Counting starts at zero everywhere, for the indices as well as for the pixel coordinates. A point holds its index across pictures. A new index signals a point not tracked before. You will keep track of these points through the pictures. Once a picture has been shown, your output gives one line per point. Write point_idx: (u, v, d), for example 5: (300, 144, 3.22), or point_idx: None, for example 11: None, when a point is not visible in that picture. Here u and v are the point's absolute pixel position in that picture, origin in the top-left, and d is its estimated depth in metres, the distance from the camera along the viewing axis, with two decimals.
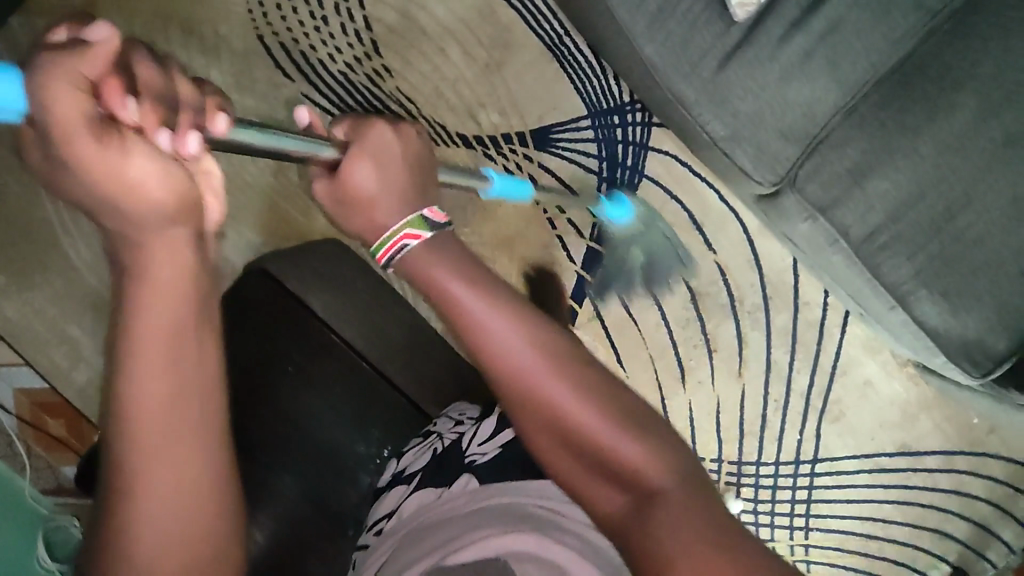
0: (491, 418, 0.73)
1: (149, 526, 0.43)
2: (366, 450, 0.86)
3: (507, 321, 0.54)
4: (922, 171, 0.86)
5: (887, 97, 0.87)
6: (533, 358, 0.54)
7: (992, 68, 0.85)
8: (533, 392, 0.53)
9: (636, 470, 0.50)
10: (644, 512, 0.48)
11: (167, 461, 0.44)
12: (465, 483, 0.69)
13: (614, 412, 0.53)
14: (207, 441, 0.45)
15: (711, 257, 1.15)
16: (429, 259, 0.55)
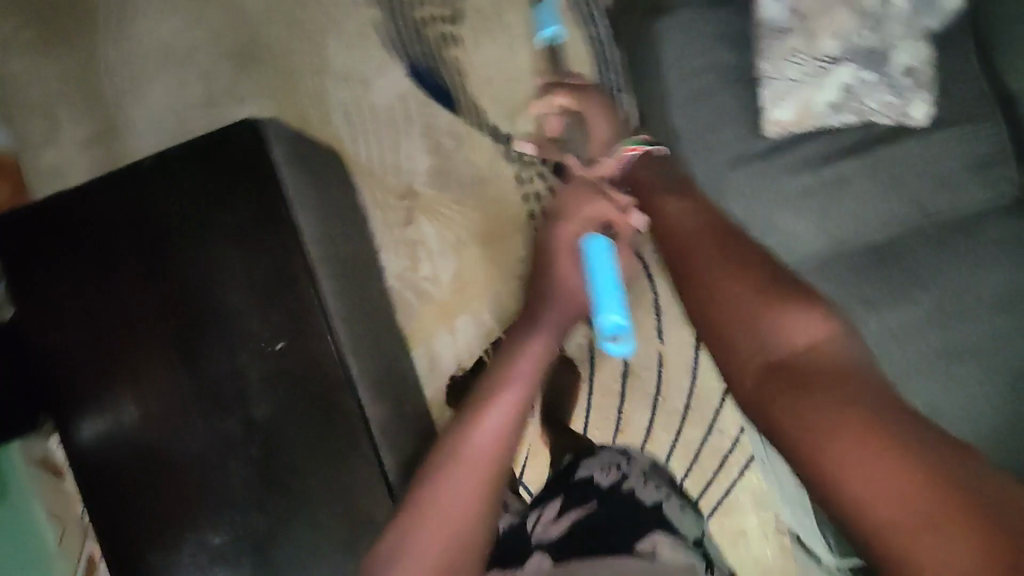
0: (553, 506, 0.84)
1: (451, 503, 0.59)
2: (258, 330, 0.87)
3: (684, 206, 0.71)
4: (863, 342, 0.90)
5: (864, 266, 0.91)
6: (700, 240, 0.66)
7: (959, 286, 0.90)
8: (692, 267, 0.65)
9: (803, 348, 0.57)
10: (797, 387, 0.55)
11: (491, 428, 0.62)
12: (536, 563, 0.76)
13: (794, 310, 0.58)
14: (516, 423, 0.63)
15: (655, 343, 1.20)
16: (640, 168, 0.77)
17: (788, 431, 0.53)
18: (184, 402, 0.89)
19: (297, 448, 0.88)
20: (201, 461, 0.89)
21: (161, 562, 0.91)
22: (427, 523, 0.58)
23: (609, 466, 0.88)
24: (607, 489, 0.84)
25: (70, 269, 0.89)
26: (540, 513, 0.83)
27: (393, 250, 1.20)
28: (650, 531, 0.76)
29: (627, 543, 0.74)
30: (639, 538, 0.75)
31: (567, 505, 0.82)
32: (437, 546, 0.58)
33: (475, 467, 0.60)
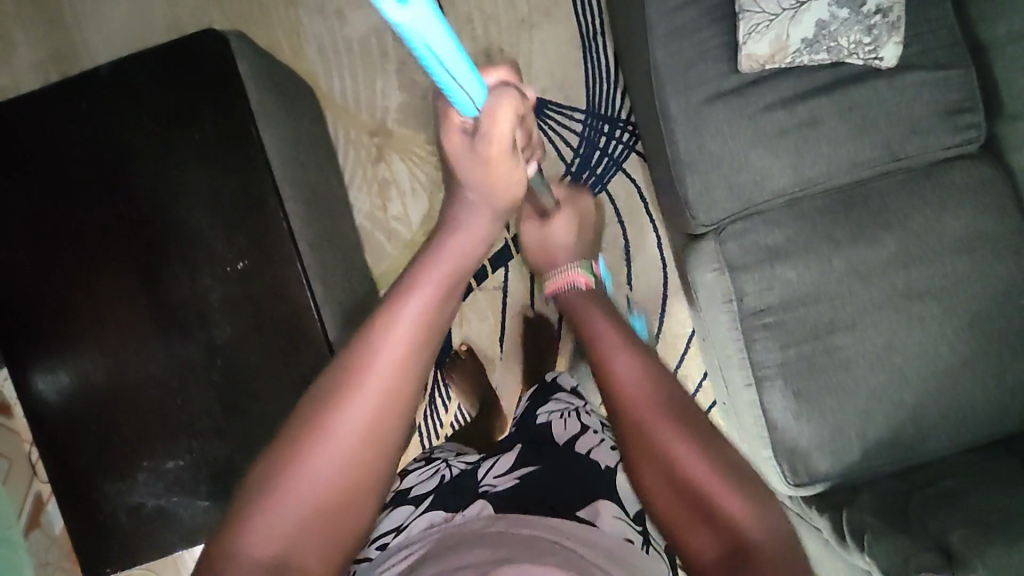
0: (506, 461, 0.81)
1: (346, 431, 0.51)
2: (221, 251, 0.85)
3: (630, 359, 0.71)
4: (828, 280, 0.92)
5: (830, 206, 0.93)
6: (665, 406, 0.65)
7: (922, 227, 0.92)
8: (641, 419, 0.64)
9: (744, 531, 0.55)
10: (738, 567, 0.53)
11: (407, 325, 0.55)
12: (477, 509, 0.71)
13: (733, 473, 0.59)
14: (437, 317, 0.57)
15: (625, 289, 1.19)
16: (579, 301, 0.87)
17: None
18: (142, 326, 0.86)
19: (262, 374, 0.86)
20: (160, 387, 0.86)
21: (114, 490, 0.88)
22: (339, 420, 0.51)
23: (563, 416, 0.89)
24: (559, 444, 0.84)
25: (20, 181, 0.85)
26: (494, 463, 0.81)
27: (363, 188, 1.17)
28: (596, 500, 0.74)
29: (569, 508, 0.72)
30: (586, 507, 0.72)
31: (519, 462, 0.80)
32: (343, 453, 0.51)
33: (391, 365, 0.53)
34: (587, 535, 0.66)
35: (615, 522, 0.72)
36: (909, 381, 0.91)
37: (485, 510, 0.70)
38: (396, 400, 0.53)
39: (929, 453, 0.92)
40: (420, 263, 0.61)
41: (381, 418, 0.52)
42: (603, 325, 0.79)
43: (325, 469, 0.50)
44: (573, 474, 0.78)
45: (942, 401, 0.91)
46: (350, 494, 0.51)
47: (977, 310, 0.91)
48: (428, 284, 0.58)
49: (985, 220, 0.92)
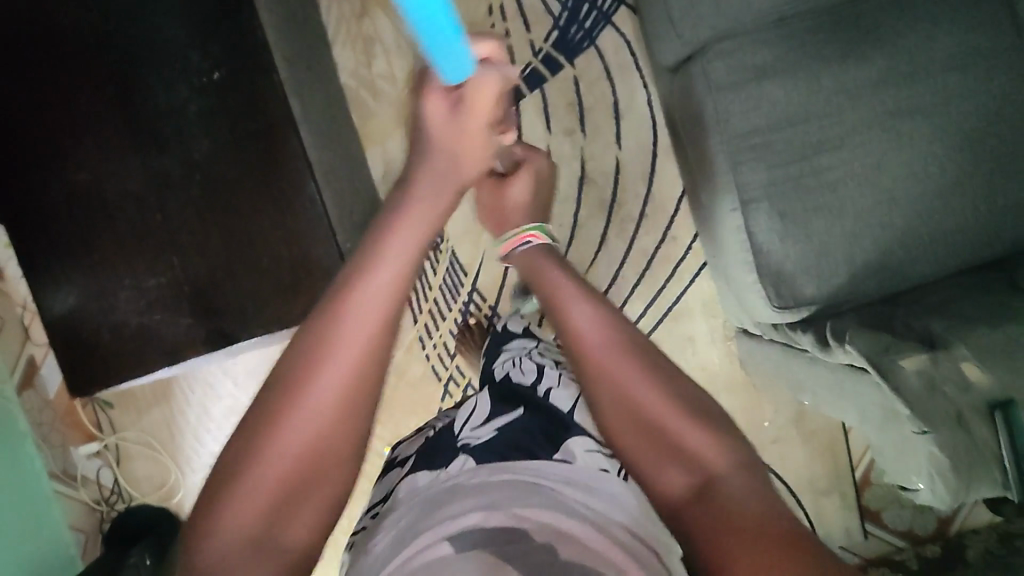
0: (484, 411, 0.75)
1: (320, 389, 0.46)
2: (196, 61, 0.84)
3: (591, 315, 0.57)
4: (815, 98, 0.90)
5: (821, 23, 0.90)
6: (675, 405, 0.52)
7: (913, 44, 0.89)
8: (604, 374, 0.54)
9: (711, 469, 0.50)
10: (702, 501, 0.48)
11: (363, 311, 0.48)
12: (459, 464, 0.66)
13: (737, 483, 0.49)
14: (404, 294, 0.50)
15: (614, 149, 1.17)
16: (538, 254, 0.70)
17: (705, 558, 0.46)
18: (120, 139, 0.85)
19: (238, 187, 0.85)
20: (140, 202, 0.86)
21: (96, 308, 0.88)
22: (301, 409, 0.46)
23: (519, 360, 0.83)
24: (523, 387, 0.78)
25: None
26: (470, 415, 0.76)
27: (346, 44, 1.16)
28: (568, 436, 0.68)
29: (547, 450, 0.66)
30: (556, 448, 0.66)
31: (498, 413, 0.74)
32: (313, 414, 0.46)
33: (354, 348, 0.47)
34: (566, 475, 0.63)
35: (594, 456, 0.66)
36: (898, 201, 0.90)
37: (468, 463, 0.65)
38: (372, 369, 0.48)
39: (918, 276, 0.91)
40: (383, 218, 0.53)
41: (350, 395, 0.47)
42: (592, 323, 0.56)
43: (300, 431, 0.46)
44: (539, 411, 0.73)
45: (932, 222, 0.90)
46: (313, 472, 0.46)
47: (970, 129, 0.89)
48: (394, 249, 0.50)
49: (979, 35, 0.89)
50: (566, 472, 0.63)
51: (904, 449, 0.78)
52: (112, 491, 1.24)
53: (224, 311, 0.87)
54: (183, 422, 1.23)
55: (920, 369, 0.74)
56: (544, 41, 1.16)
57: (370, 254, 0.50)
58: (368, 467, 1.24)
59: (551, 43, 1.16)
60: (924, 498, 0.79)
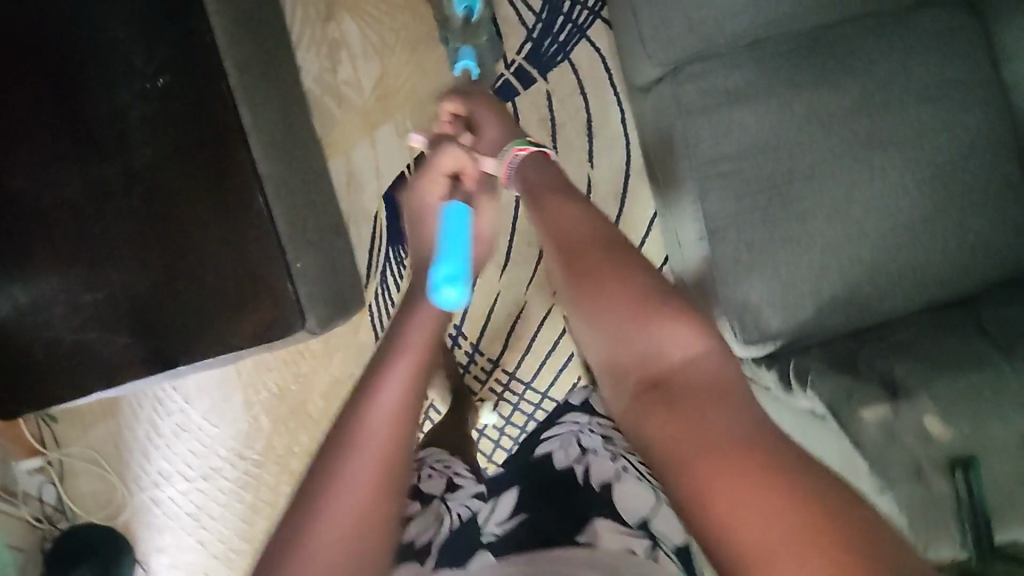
0: (506, 501, 0.82)
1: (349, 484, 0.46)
2: (141, 66, 0.80)
3: (574, 214, 0.63)
4: (786, 125, 0.87)
5: (794, 48, 0.88)
6: (653, 300, 0.53)
7: (887, 73, 0.87)
8: (575, 262, 0.59)
9: (685, 362, 0.50)
10: (660, 395, 0.48)
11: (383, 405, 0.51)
12: (480, 559, 0.73)
13: (702, 369, 0.49)
14: (408, 416, 0.51)
15: (586, 167, 1.14)
16: (531, 168, 0.72)
17: (666, 453, 0.45)
18: (56, 145, 0.81)
19: (183, 200, 0.81)
20: (78, 214, 0.82)
21: (28, 321, 0.83)
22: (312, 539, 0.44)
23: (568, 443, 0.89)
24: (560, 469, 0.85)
25: None
26: (494, 505, 0.81)
27: (311, 50, 1.12)
28: (590, 518, 0.76)
29: (569, 535, 0.74)
30: (583, 531, 0.73)
31: (520, 505, 0.80)
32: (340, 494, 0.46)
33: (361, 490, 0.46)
34: (586, 557, 0.69)
35: (616, 536, 0.73)
36: (869, 233, 0.87)
37: (488, 558, 0.73)
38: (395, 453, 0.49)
39: (887, 311, 0.88)
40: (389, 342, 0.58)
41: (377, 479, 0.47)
42: (573, 220, 0.62)
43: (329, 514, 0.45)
44: (571, 506, 0.78)
45: (903, 256, 0.87)
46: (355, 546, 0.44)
47: (943, 162, 0.88)
48: (392, 380, 0.53)
49: (954, 67, 0.88)
50: (587, 555, 0.69)
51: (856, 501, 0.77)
52: (55, 508, 1.17)
53: (165, 330, 0.83)
54: (132, 437, 1.18)
55: (880, 420, 0.75)
56: (516, 54, 1.12)
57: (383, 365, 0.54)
58: None
59: (523, 57, 1.12)
60: None
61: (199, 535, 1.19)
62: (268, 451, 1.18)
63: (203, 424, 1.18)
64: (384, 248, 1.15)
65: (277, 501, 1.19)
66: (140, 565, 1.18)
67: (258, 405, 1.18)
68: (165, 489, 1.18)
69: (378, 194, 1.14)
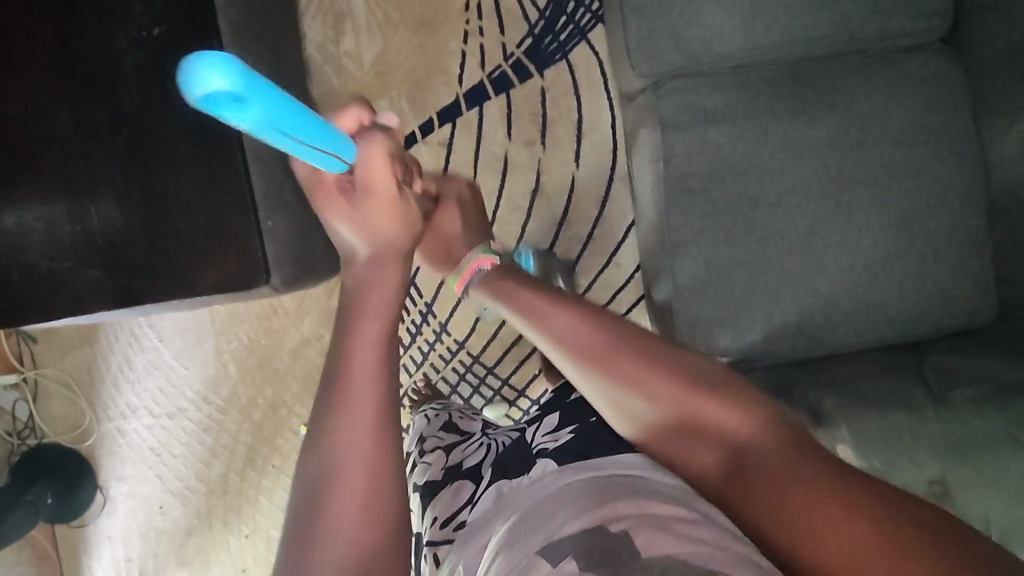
0: (552, 420, 0.73)
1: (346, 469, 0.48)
2: (138, 14, 0.82)
3: (565, 321, 0.62)
4: (760, 151, 0.89)
5: (778, 77, 0.89)
6: (679, 386, 0.57)
7: (868, 112, 0.88)
8: (607, 382, 0.59)
9: (743, 440, 0.54)
10: (744, 481, 0.52)
11: (347, 385, 0.51)
12: (541, 468, 0.64)
13: (753, 442, 0.53)
14: (386, 371, 0.53)
15: (571, 167, 1.15)
16: (496, 276, 0.76)
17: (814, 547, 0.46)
18: (51, 80, 0.84)
19: (165, 147, 0.85)
20: (64, 148, 0.85)
21: (8, 243, 0.87)
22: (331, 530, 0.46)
23: None
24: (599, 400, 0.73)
25: None
26: (541, 424, 0.74)
27: (318, 17, 1.14)
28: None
29: (626, 445, 0.63)
30: None
31: (567, 420, 0.71)
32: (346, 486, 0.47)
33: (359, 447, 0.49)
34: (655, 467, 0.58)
35: None
36: (826, 267, 0.89)
37: (550, 466, 0.63)
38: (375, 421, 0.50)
39: (836, 345, 0.90)
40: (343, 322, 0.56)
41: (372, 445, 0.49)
42: (561, 324, 0.62)
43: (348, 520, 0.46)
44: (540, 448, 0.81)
45: (857, 294, 0.89)
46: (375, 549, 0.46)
47: (910, 207, 0.89)
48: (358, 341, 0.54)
49: (934, 115, 0.89)
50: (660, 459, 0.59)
51: None
52: (25, 425, 1.23)
53: (135, 269, 0.86)
54: (104, 369, 1.23)
55: None
56: (517, 47, 1.14)
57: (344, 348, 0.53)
58: (283, 444, 1.23)
59: (523, 50, 1.14)
60: None
61: (159, 469, 1.24)
62: (232, 398, 1.23)
63: (174, 365, 1.23)
64: None
65: (236, 448, 1.23)
66: (99, 491, 1.24)
67: (228, 352, 1.23)
68: (132, 421, 1.23)
69: None
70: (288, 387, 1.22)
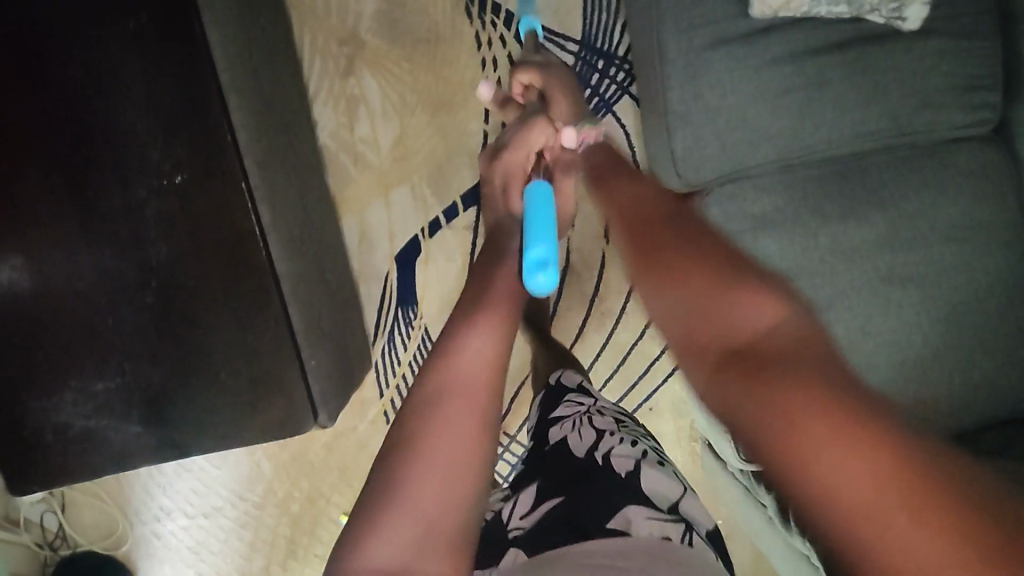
0: (527, 496, 0.70)
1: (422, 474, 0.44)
2: (156, 160, 0.76)
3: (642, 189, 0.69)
4: (811, 254, 0.87)
5: (826, 177, 0.87)
6: (699, 259, 0.56)
7: (918, 209, 0.87)
8: (729, 305, 0.51)
9: (761, 328, 0.48)
10: (750, 363, 0.46)
11: (455, 393, 0.48)
12: (510, 560, 0.61)
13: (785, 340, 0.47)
14: (477, 404, 0.48)
15: (602, 243, 1.14)
16: (599, 151, 0.77)
17: (686, 336, 0.52)
18: (67, 233, 0.78)
19: (197, 296, 0.80)
20: (87, 302, 0.80)
21: (34, 404, 0.83)
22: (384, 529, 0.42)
23: (577, 424, 0.78)
24: (579, 458, 0.73)
25: None
26: (515, 502, 0.70)
27: (329, 102, 1.08)
28: (622, 507, 0.65)
29: (599, 523, 0.62)
30: (611, 516, 0.63)
31: (542, 495, 0.69)
32: (420, 494, 0.44)
33: (460, 415, 0.47)
34: (624, 547, 0.58)
35: (650, 524, 0.63)
36: (877, 368, 0.88)
37: (520, 557, 0.61)
38: (475, 437, 0.47)
39: None
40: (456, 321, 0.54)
41: (459, 470, 0.45)
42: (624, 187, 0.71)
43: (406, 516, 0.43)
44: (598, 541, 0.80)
45: (909, 393, 0.89)
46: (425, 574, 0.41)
47: (957, 304, 0.88)
48: (476, 338, 0.51)
49: (983, 207, 0.87)
50: (623, 546, 0.58)
51: None
52: (56, 534, 1.20)
53: (179, 420, 0.84)
54: (132, 474, 1.20)
55: None
56: None
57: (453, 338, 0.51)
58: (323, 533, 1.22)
59: None
60: None
61: (198, 568, 1.21)
62: (268, 493, 1.21)
63: (205, 466, 1.20)
64: (394, 307, 1.14)
65: (276, 541, 1.22)
66: None
67: (260, 449, 1.20)
68: (166, 523, 1.21)
69: (390, 255, 1.13)
70: (326, 478, 1.21)
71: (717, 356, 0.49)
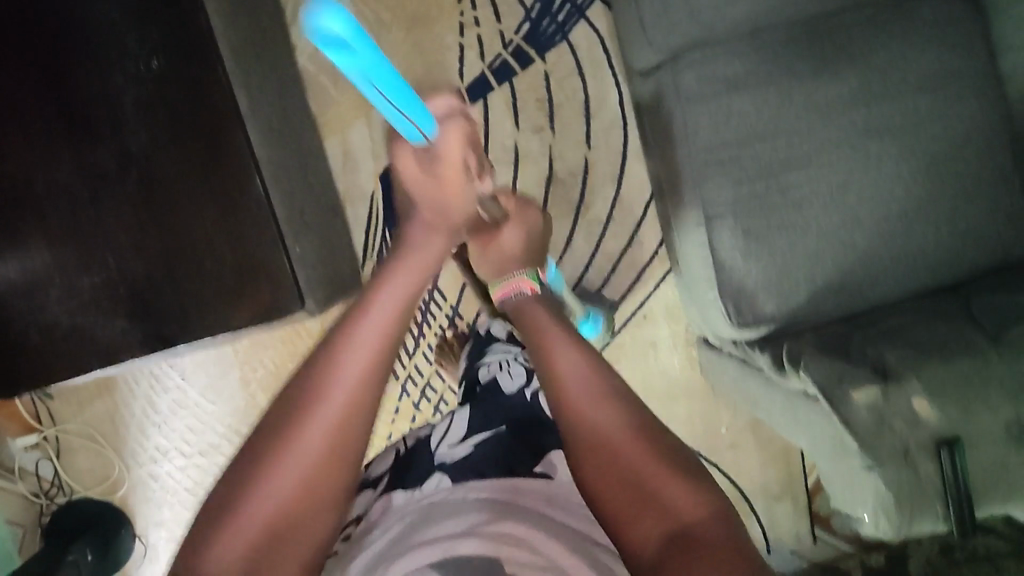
0: (461, 425, 0.78)
1: (271, 491, 0.50)
2: (131, 44, 0.78)
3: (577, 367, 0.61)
4: (785, 111, 0.88)
5: (794, 36, 0.89)
6: (631, 430, 0.56)
7: (889, 60, 0.88)
8: (657, 498, 0.53)
9: (683, 514, 0.52)
10: (682, 550, 0.50)
11: (334, 394, 0.53)
12: (435, 482, 0.70)
13: (714, 527, 0.52)
14: (363, 398, 0.54)
15: (584, 149, 1.13)
16: (527, 304, 0.75)
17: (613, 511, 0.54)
18: (47, 125, 0.80)
19: (177, 180, 0.80)
20: (71, 192, 0.81)
21: (24, 302, 0.83)
22: (260, 492, 0.50)
23: (506, 365, 0.90)
24: (508, 396, 0.84)
25: None
26: (447, 429, 0.78)
27: (306, 27, 1.11)
28: (548, 451, 0.73)
29: (526, 467, 0.72)
30: (539, 461, 0.72)
31: (475, 428, 0.78)
32: (296, 461, 0.51)
33: (334, 411, 0.52)
34: (544, 492, 0.69)
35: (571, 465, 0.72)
36: (863, 222, 0.88)
37: (445, 483, 0.70)
38: (354, 429, 0.53)
39: (876, 298, 0.90)
40: (319, 357, 0.55)
41: (338, 447, 0.52)
42: (563, 352, 0.63)
43: (270, 497, 0.50)
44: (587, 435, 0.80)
45: (894, 247, 0.89)
46: (293, 512, 0.50)
47: (936, 153, 0.88)
48: (356, 356, 0.55)
49: (951, 56, 0.88)
50: (547, 492, 0.68)
51: (850, 481, 0.82)
52: (52, 483, 1.19)
53: (166, 312, 0.83)
54: (128, 415, 1.19)
55: (871, 402, 0.79)
56: (515, 34, 1.12)
57: (319, 377, 0.53)
58: None
59: (522, 37, 1.12)
60: (869, 529, 0.82)
61: (197, 509, 1.19)
62: None
63: (200, 402, 1.19)
64: (381, 227, 1.14)
65: None
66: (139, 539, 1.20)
67: (255, 382, 1.19)
68: (163, 464, 1.19)
69: (375, 173, 1.13)
70: None
71: (637, 524, 0.53)
